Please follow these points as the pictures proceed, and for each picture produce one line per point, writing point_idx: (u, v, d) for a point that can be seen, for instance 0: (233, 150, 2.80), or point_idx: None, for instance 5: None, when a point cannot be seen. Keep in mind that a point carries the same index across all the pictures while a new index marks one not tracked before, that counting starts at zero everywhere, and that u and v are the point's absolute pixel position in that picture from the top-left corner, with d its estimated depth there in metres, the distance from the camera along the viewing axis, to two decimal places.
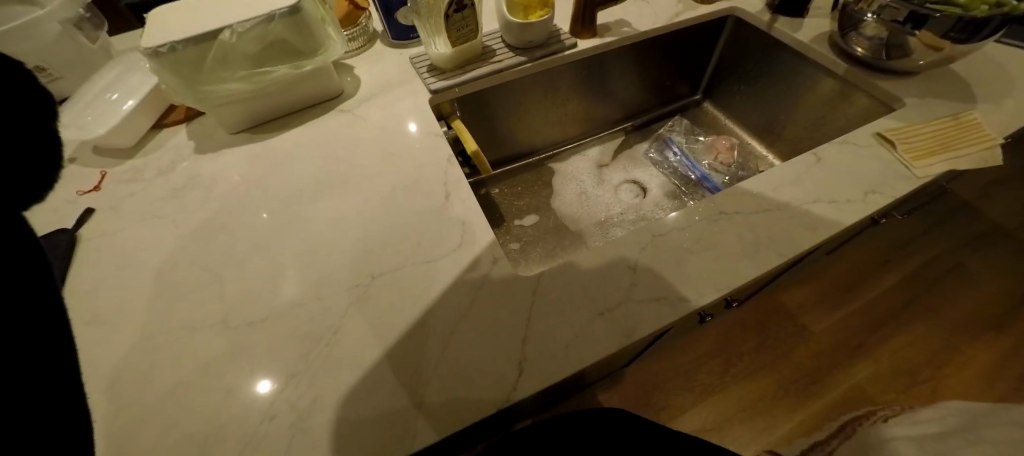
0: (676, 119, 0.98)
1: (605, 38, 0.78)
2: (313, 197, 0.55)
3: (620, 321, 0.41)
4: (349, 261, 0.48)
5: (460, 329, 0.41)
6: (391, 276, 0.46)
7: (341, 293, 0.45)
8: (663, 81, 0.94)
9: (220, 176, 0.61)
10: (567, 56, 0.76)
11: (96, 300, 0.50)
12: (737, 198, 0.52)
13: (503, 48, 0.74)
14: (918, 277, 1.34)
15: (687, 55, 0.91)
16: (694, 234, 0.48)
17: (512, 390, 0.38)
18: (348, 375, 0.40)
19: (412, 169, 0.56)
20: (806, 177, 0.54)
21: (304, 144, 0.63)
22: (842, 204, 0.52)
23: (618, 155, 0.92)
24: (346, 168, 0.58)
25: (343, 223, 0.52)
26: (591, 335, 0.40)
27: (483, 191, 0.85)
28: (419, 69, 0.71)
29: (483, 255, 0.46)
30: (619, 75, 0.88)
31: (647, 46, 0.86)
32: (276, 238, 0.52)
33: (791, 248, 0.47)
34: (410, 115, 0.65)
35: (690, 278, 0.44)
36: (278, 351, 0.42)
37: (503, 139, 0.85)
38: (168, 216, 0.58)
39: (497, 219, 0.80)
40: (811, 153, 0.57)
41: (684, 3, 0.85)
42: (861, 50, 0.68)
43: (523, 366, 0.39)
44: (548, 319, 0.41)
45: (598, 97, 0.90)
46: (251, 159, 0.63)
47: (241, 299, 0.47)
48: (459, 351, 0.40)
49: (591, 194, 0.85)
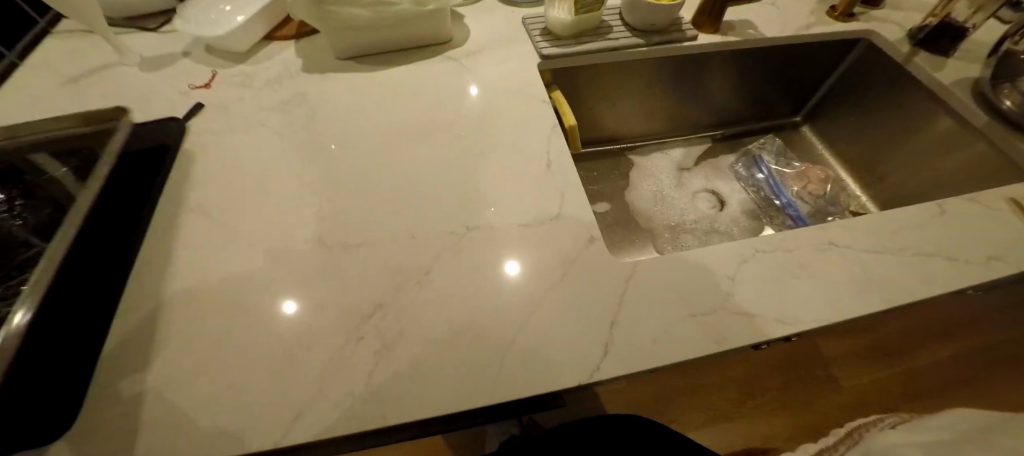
0: (769, 137, 0.92)
1: (727, 37, 0.74)
2: (418, 138, 0.57)
3: (710, 328, 0.40)
4: (447, 209, 0.49)
5: (548, 299, 0.42)
6: (486, 232, 0.47)
7: (437, 239, 0.47)
8: (767, 95, 0.90)
9: (326, 100, 0.63)
10: (683, 47, 0.72)
11: (201, 191, 0.53)
12: (849, 232, 0.49)
13: (620, 26, 0.71)
14: (975, 358, 1.27)
15: (800, 72, 0.86)
16: (799, 260, 0.46)
17: (594, 368, 0.38)
18: (439, 318, 0.41)
19: (516, 134, 0.56)
20: (926, 228, 0.51)
21: (408, 85, 0.64)
22: (960, 264, 0.48)
23: (702, 161, 0.89)
24: (450, 118, 0.59)
25: (446, 171, 0.53)
26: (679, 335, 0.40)
27: None
28: (532, 31, 0.69)
29: (579, 232, 0.47)
30: (724, 80, 0.85)
31: (762, 56, 0.81)
32: (377, 172, 0.53)
33: (900, 296, 0.45)
34: (518, 76, 0.64)
35: (787, 303, 0.43)
36: (370, 279, 0.44)
37: (591, 120, 0.83)
38: (272, 128, 0.60)
39: None
40: (935, 205, 0.53)
41: (817, 16, 0.79)
42: (1009, 102, 0.62)
43: (608, 348, 0.39)
44: (638, 308, 0.41)
45: (696, 98, 0.87)
46: (357, 89, 0.64)
47: (340, 221, 0.49)
48: (544, 320, 0.41)
49: (667, 195, 0.82)
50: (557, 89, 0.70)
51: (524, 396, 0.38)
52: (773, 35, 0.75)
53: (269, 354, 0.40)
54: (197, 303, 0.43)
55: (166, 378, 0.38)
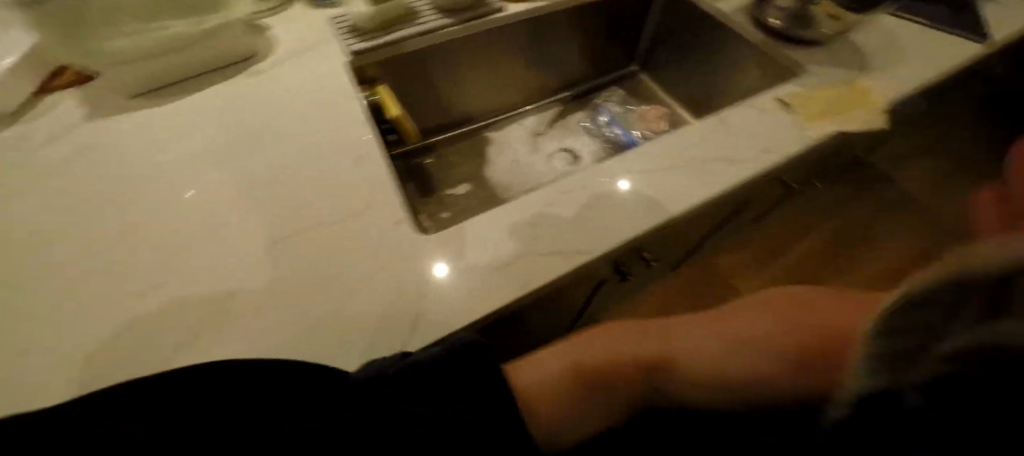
0: (612, 90, 0.99)
1: (536, 3, 0.78)
2: (225, 160, 0.54)
3: (515, 274, 0.43)
4: (257, 225, 0.47)
5: (359, 288, 0.42)
6: (295, 242, 0.45)
7: (244, 258, 0.45)
8: (599, 51, 0.95)
9: (117, 142, 0.57)
10: (495, 18, 0.74)
11: None
12: (642, 159, 0.54)
13: (430, 11, 0.72)
14: (842, 240, 1.43)
15: (621, 26, 0.93)
16: (597, 193, 0.50)
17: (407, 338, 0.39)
18: (241, 339, 0.39)
19: (326, 133, 0.56)
20: (708, 139, 0.56)
21: (211, 108, 0.60)
22: (738, 163, 0.54)
23: (554, 124, 0.93)
24: (260, 133, 0.57)
25: (256, 188, 0.51)
26: (489, 288, 0.42)
27: (418, 161, 0.83)
28: (338, 30, 0.68)
29: (386, 216, 0.48)
30: (556, 43, 0.88)
31: (579, 15, 0.86)
32: (177, 207, 0.50)
33: (686, 203, 0.49)
34: (328, 78, 0.63)
35: (586, 234, 0.46)
36: (165, 322, 0.40)
37: (436, 108, 0.84)
38: (52, 185, 0.53)
39: (429, 189, 0.79)
40: (716, 116, 0.59)
41: None
42: (779, 21, 0.71)
43: (418, 319, 0.40)
44: (448, 275, 0.42)
45: (534, 65, 0.89)
46: (151, 124, 0.59)
47: (131, 267, 0.44)
48: (355, 309, 0.41)
49: (524, 163, 0.85)
50: (380, 84, 0.70)
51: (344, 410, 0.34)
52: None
53: None
54: None
55: None
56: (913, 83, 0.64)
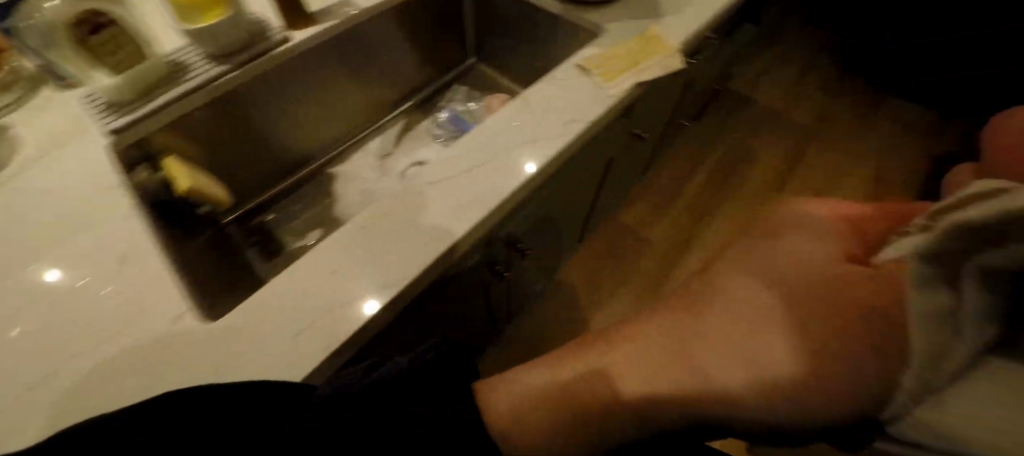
0: (455, 88, 0.95)
1: (327, 23, 0.70)
2: None
3: (316, 336, 0.40)
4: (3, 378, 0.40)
5: None
6: (61, 382, 0.39)
7: None
8: (426, 53, 0.90)
9: None
10: (281, 52, 0.67)
11: None
12: (445, 165, 0.51)
13: (200, 60, 0.62)
14: (724, 165, 1.51)
15: (441, 21, 0.88)
16: (398, 214, 0.47)
17: None
18: None
19: (87, 238, 0.49)
20: (515, 126, 0.54)
21: None
22: (543, 143, 0.52)
23: (402, 140, 0.87)
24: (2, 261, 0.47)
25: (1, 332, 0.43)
26: (290, 360, 0.39)
27: (259, 219, 0.78)
28: (87, 109, 0.57)
29: (166, 315, 0.43)
30: (372, 57, 0.82)
31: (386, 23, 0.79)
32: None
33: (493, 198, 0.48)
34: (85, 172, 0.54)
35: (390, 265, 0.44)
36: None
37: (259, 160, 0.77)
38: None
39: (275, 248, 0.74)
40: (520, 96, 0.56)
41: None
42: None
43: None
44: (242, 362, 0.39)
45: (357, 86, 0.85)
46: None
47: None
48: None
49: (374, 190, 0.80)
50: (167, 157, 0.61)
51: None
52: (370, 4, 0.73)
53: None
54: None
55: None
56: (697, 21, 0.67)
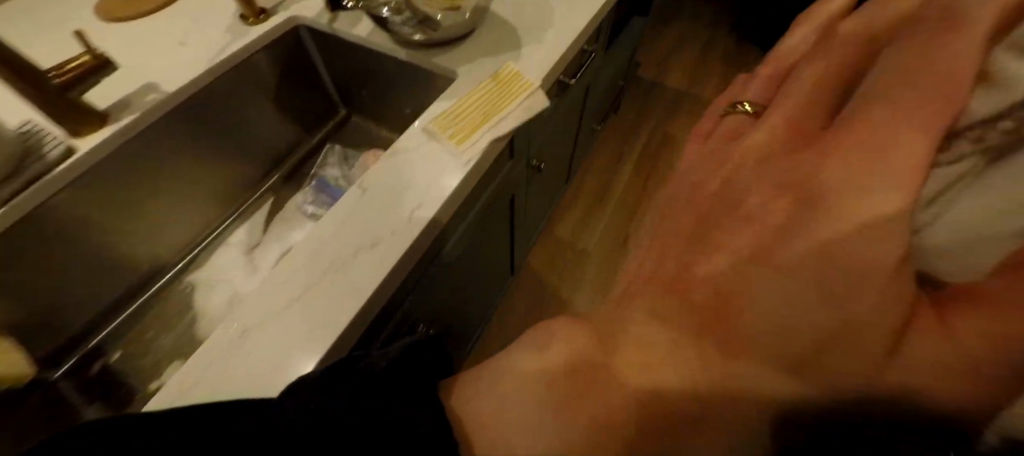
0: (328, 149, 0.83)
1: (121, 120, 0.58)
2: None
3: None
4: None
5: None
6: None
7: None
8: (281, 120, 0.80)
9: None
10: (64, 170, 0.54)
11: None
12: (264, 300, 0.41)
13: None
14: (647, 158, 1.47)
15: (290, 84, 0.77)
16: (293, 287, 0.41)
17: None
18: None
19: None
20: (349, 227, 0.44)
21: None
22: (384, 243, 0.43)
23: (270, 224, 0.77)
24: None
25: None
26: None
27: (100, 363, 0.64)
28: None
29: None
30: (212, 140, 0.71)
31: (211, 103, 0.67)
32: None
33: (405, 225, 0.43)
34: None
35: (304, 339, 0.39)
36: None
37: (82, 293, 0.64)
38: None
39: (124, 394, 0.62)
40: (355, 187, 0.46)
41: (233, 29, 0.67)
42: (421, 36, 0.57)
43: None
44: None
45: (199, 176, 0.72)
46: None
47: None
48: None
49: (243, 292, 0.70)
50: None
51: None
52: (178, 86, 0.61)
53: None
54: None
55: None
56: (562, 48, 0.59)
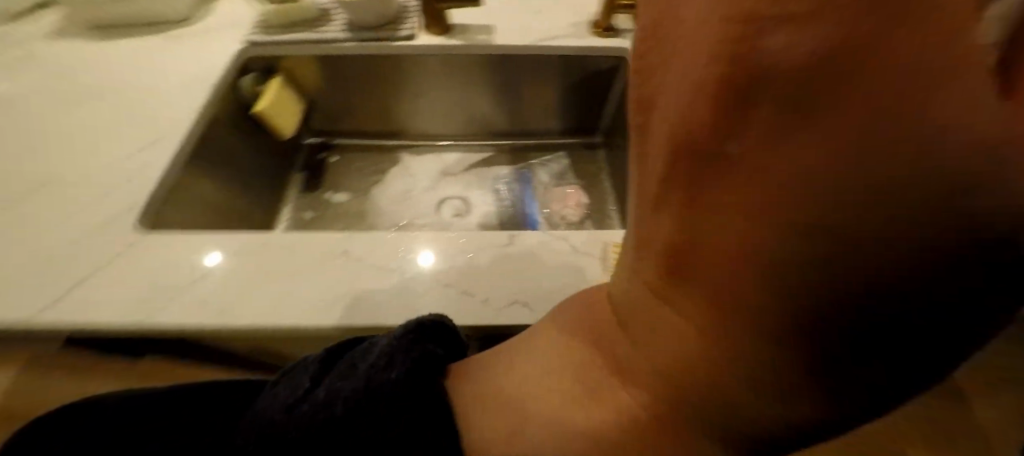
0: (558, 156, 0.87)
1: (452, 40, 0.73)
2: (84, 102, 0.62)
3: (154, 298, 0.44)
4: (51, 166, 0.55)
5: (55, 246, 0.48)
6: (54, 194, 0.53)
7: (18, 190, 0.53)
8: (553, 109, 0.84)
9: (45, 58, 0.69)
10: (400, 47, 0.73)
11: None
12: (379, 245, 0.47)
13: (341, 23, 0.73)
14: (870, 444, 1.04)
15: (580, 95, 0.80)
16: (468, 241, 0.47)
17: (46, 306, 0.44)
18: None
19: (162, 104, 0.62)
20: (469, 255, 0.46)
21: (122, 54, 0.69)
22: (471, 299, 0.43)
23: (470, 169, 0.87)
24: (126, 87, 0.64)
25: (78, 137, 0.58)
26: (129, 299, 0.44)
27: (324, 154, 0.88)
28: (254, 21, 0.74)
29: (128, 201, 0.52)
30: (493, 90, 0.81)
31: (514, 66, 0.77)
32: (23, 126, 0.60)
33: (572, 280, 0.44)
34: (216, 59, 0.69)
35: (446, 279, 0.45)
36: None
37: (352, 112, 0.86)
38: None
39: (314, 181, 0.84)
40: (509, 233, 0.48)
41: (577, 28, 0.74)
42: None
43: (56, 298, 0.45)
44: (120, 276, 0.46)
45: (466, 99, 0.83)
46: (78, 52, 0.69)
47: None
48: (37, 262, 0.47)
49: (412, 196, 0.83)
50: (276, 75, 0.74)
51: (25, 319, 0.44)
52: (503, 44, 0.73)
53: None
54: None
55: None
56: None
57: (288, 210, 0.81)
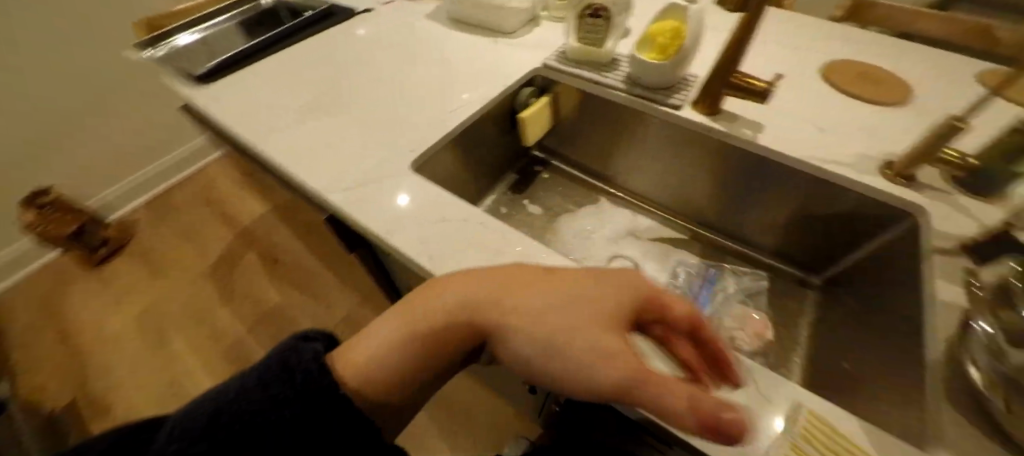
0: (757, 275, 0.81)
1: (713, 124, 0.73)
2: (420, 66, 0.82)
3: (392, 224, 0.54)
4: (381, 101, 0.74)
5: (357, 154, 0.65)
6: (373, 121, 0.70)
7: (358, 108, 0.73)
8: (780, 230, 0.78)
9: (415, 29, 0.92)
10: (662, 112, 0.76)
11: (327, 38, 0.90)
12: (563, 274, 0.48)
13: (622, 73, 0.80)
14: None
15: (821, 230, 0.73)
16: None
17: (332, 191, 0.59)
18: (308, 132, 0.69)
19: (465, 89, 0.77)
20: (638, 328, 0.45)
21: (459, 43, 0.88)
22: None
23: (658, 241, 0.87)
24: (451, 67, 0.82)
25: (407, 88, 0.77)
26: (377, 214, 0.56)
27: (541, 170, 0.99)
28: (554, 50, 0.86)
29: (411, 146, 0.66)
30: (724, 184, 0.79)
31: (761, 171, 0.72)
32: (381, 69, 0.82)
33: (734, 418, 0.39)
34: (516, 70, 0.82)
35: None
36: (312, 106, 0.74)
37: (585, 145, 0.92)
38: (378, 30, 0.92)
39: (522, 188, 0.96)
40: None
41: (867, 164, 0.65)
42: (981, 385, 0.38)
43: (342, 189, 0.59)
44: (380, 195, 0.58)
45: (692, 182, 0.83)
46: (434, 32, 0.91)
47: (336, 77, 0.80)
48: (343, 160, 0.64)
49: (594, 238, 0.88)
50: (548, 96, 0.85)
51: (319, 193, 0.60)
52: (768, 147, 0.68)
53: (251, 102, 0.76)
54: (259, 70, 0.82)
55: (222, 87, 0.79)
56: None
57: (491, 197, 0.93)
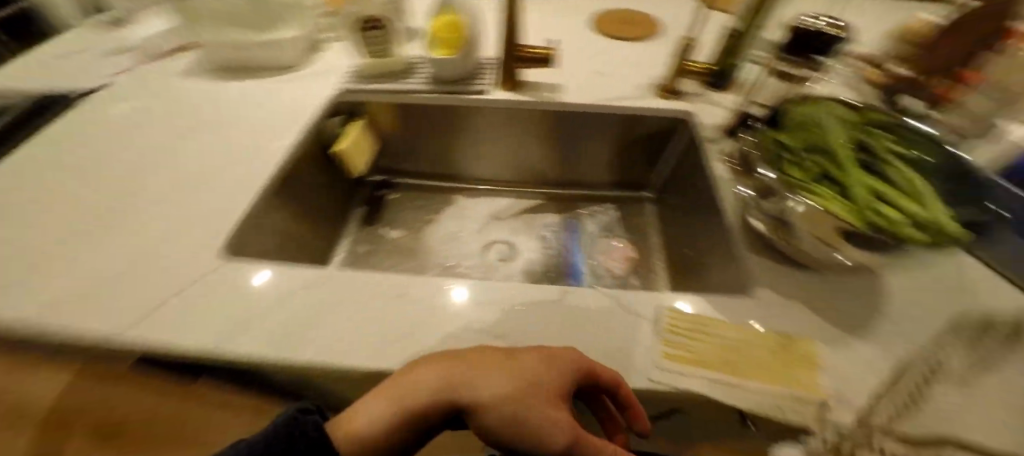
0: (606, 209, 0.91)
1: (519, 96, 0.79)
2: (197, 135, 0.71)
3: (223, 330, 0.45)
4: (159, 188, 0.62)
5: (149, 261, 0.52)
6: (157, 215, 0.58)
7: (129, 207, 0.59)
8: (607, 165, 0.89)
9: (174, 95, 0.79)
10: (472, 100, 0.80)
11: (48, 136, 0.70)
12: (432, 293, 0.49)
13: (423, 76, 0.81)
14: None
15: (634, 154, 0.85)
16: (518, 292, 0.48)
17: (125, 327, 0.45)
18: (53, 268, 0.51)
19: (263, 142, 0.69)
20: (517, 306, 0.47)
21: (236, 95, 0.78)
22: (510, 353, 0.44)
23: (518, 216, 0.91)
24: (236, 124, 0.73)
25: (190, 164, 0.66)
26: (195, 331, 0.45)
27: (385, 193, 0.95)
28: (346, 72, 0.83)
29: (219, 226, 0.56)
30: (550, 144, 0.86)
31: (573, 123, 0.81)
32: (145, 152, 0.68)
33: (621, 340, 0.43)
34: (313, 104, 0.77)
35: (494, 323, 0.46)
36: (47, 234, 0.55)
37: (417, 153, 0.92)
38: (123, 109, 0.76)
39: (373, 218, 0.91)
40: (560, 288, 0.48)
41: (642, 91, 0.78)
42: (766, 229, 0.49)
43: (143, 318, 0.46)
44: (195, 304, 0.47)
45: (524, 152, 0.89)
46: (200, 92, 0.79)
47: (81, 180, 0.63)
48: (130, 278, 0.50)
49: (462, 237, 0.88)
50: (358, 120, 0.80)
51: (98, 339, 0.45)
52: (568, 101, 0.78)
53: None
54: None
55: None
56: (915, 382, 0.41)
57: (345, 242, 0.87)
